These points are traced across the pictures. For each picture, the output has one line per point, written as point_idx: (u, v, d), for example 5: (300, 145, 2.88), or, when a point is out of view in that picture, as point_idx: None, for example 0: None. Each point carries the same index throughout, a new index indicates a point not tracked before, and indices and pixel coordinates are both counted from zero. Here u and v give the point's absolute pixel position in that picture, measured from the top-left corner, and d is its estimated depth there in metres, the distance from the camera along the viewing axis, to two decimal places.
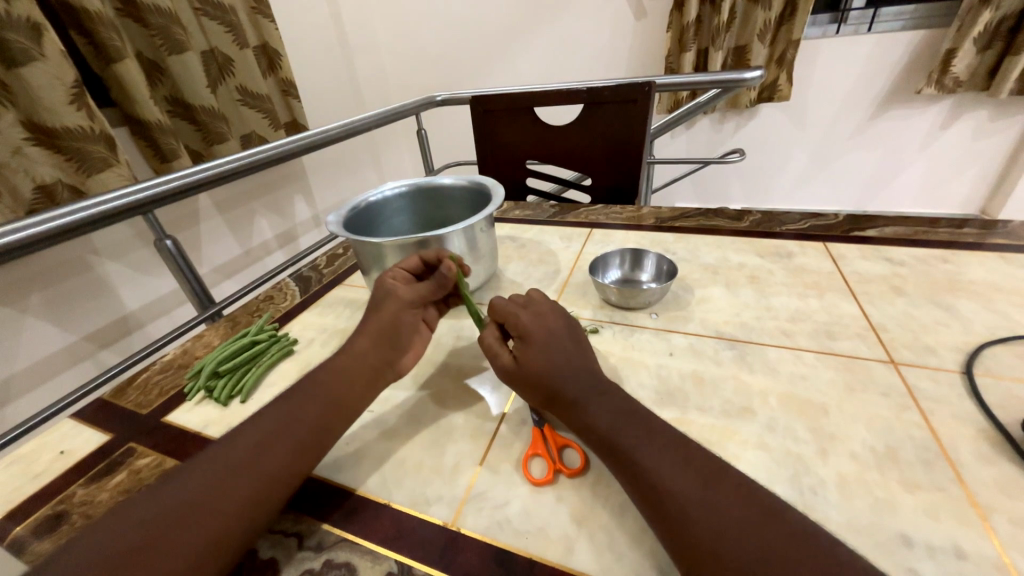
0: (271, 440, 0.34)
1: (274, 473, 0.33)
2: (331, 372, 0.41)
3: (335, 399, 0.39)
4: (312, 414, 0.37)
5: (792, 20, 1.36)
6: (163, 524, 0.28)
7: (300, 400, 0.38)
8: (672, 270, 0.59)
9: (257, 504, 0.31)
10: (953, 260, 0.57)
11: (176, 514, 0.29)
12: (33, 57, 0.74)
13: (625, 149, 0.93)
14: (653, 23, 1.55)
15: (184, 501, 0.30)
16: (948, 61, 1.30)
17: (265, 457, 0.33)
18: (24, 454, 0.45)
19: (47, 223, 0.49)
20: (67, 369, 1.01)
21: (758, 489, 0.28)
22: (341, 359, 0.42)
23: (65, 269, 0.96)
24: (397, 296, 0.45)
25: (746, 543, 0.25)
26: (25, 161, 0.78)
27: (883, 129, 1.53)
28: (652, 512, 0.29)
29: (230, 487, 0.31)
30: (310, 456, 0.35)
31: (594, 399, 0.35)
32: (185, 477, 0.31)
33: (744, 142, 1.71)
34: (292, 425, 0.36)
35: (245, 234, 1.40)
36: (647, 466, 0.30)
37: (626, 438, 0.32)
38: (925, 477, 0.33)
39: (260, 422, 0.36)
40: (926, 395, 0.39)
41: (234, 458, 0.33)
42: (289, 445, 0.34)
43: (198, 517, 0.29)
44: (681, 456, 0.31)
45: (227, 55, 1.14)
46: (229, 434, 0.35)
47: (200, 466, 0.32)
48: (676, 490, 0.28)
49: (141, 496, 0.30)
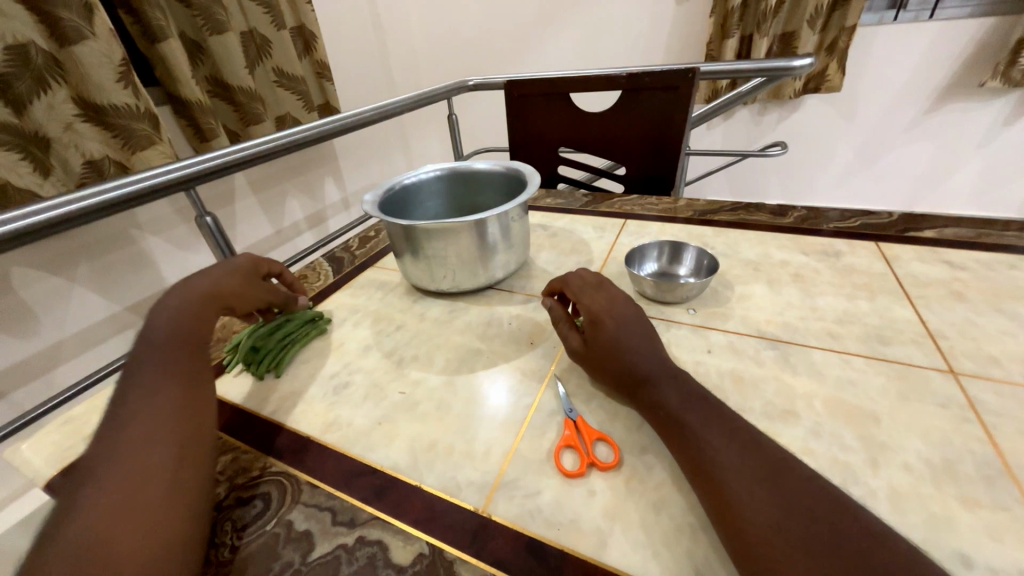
0: (165, 386, 0.36)
1: (186, 403, 0.36)
2: (173, 316, 0.42)
3: (194, 335, 0.42)
4: (183, 353, 0.39)
5: (847, 5, 1.29)
6: (121, 470, 0.29)
7: (162, 344, 0.39)
8: (713, 266, 0.57)
9: (189, 423, 0.34)
10: (1021, 265, 0.53)
11: (127, 463, 0.30)
12: (84, 36, 0.76)
13: (662, 139, 0.90)
14: (695, 8, 1.49)
15: (125, 452, 0.31)
16: (1018, 52, 1.21)
17: (166, 397, 0.35)
18: (76, 414, 0.47)
19: (97, 196, 0.51)
20: (111, 336, 1.06)
21: (827, 485, 0.28)
22: (169, 311, 0.42)
23: (110, 242, 1.01)
24: (255, 283, 0.50)
25: (801, 530, 0.25)
26: (76, 136, 0.81)
27: (941, 123, 1.44)
28: (707, 486, 0.29)
29: (158, 425, 0.33)
30: (200, 379, 0.38)
31: (665, 370, 0.38)
32: (124, 433, 0.32)
33: (785, 135, 1.63)
34: (175, 366, 0.38)
35: (278, 214, 1.43)
36: (706, 443, 0.31)
37: (692, 418, 0.33)
38: (987, 496, 0.31)
39: (138, 379, 0.36)
40: (990, 409, 0.37)
41: (168, 408, 0.34)
42: (177, 383, 0.37)
43: (149, 455, 0.31)
44: (748, 444, 0.31)
45: (265, 36, 1.16)
46: (114, 402, 0.35)
47: (110, 431, 0.32)
48: (735, 471, 0.29)
49: (90, 459, 0.30)
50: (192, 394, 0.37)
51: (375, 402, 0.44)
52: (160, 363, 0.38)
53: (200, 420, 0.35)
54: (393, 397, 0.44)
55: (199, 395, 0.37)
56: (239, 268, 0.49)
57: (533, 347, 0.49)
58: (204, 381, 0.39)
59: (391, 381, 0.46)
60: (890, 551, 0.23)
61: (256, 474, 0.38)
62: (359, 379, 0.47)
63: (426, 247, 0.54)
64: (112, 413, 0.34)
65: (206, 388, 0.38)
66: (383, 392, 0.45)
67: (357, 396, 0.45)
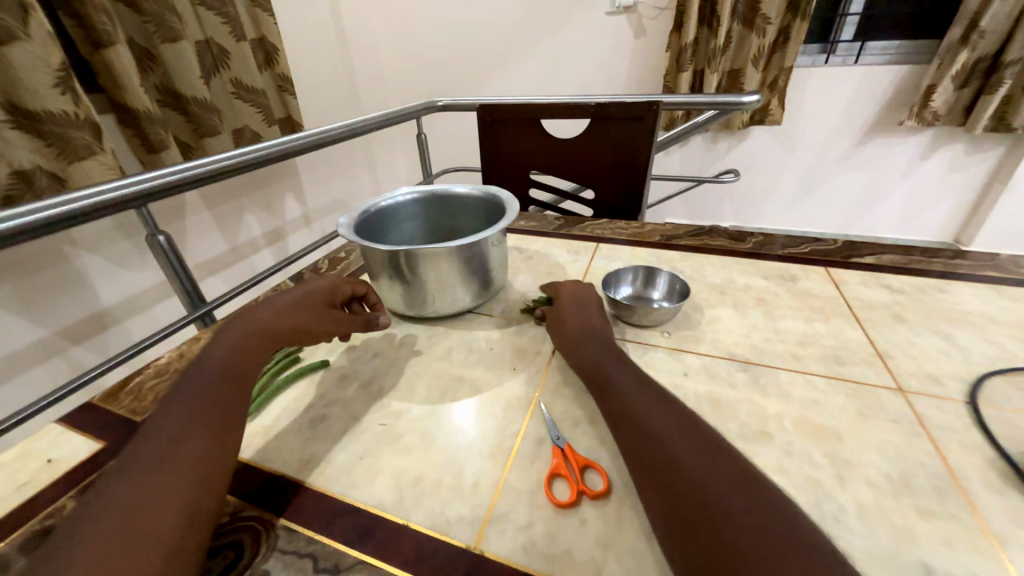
0: (193, 429, 0.34)
1: (211, 454, 0.33)
2: (224, 350, 0.41)
3: (240, 372, 0.40)
4: (224, 394, 0.38)
5: (785, 47, 1.42)
6: (121, 525, 0.27)
7: (210, 380, 0.38)
8: (684, 290, 0.59)
9: (209, 478, 0.32)
10: (948, 289, 0.59)
11: (131, 516, 0.28)
12: (16, 36, 0.70)
13: (628, 166, 0.94)
14: (652, 42, 1.58)
15: (132, 504, 0.28)
16: (928, 97, 1.37)
17: (193, 444, 0.33)
18: (6, 461, 0.42)
19: (33, 213, 0.46)
20: (36, 365, 0.95)
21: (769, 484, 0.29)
22: (219, 347, 0.41)
23: (40, 260, 0.92)
24: (332, 311, 0.49)
25: (747, 517, 0.26)
26: (4, 145, 0.74)
27: (867, 156, 1.60)
28: (656, 490, 0.30)
29: (175, 474, 0.31)
30: (234, 427, 0.36)
31: (613, 366, 0.43)
32: (143, 477, 0.30)
33: (735, 163, 1.75)
34: (210, 407, 0.36)
35: (233, 231, 1.36)
36: (662, 441, 0.33)
37: (652, 424, 0.35)
38: (940, 506, 0.34)
39: (171, 416, 0.35)
40: (935, 424, 0.40)
41: (195, 457, 0.32)
42: (210, 429, 0.35)
43: (156, 511, 0.28)
44: (704, 444, 0.32)
45: (222, 46, 1.12)
46: (142, 437, 0.33)
47: (129, 471, 0.30)
48: (695, 475, 0.29)
49: (101, 499, 0.28)
50: (222, 442, 0.34)
51: (353, 434, 0.42)
52: (196, 401, 0.36)
53: (222, 475, 0.33)
54: (374, 429, 0.43)
55: (229, 445, 0.35)
56: (310, 299, 0.49)
57: (516, 373, 0.49)
58: (237, 427, 0.37)
59: (371, 412, 0.45)
60: (822, 547, 0.24)
61: (229, 520, 0.35)
62: (336, 411, 0.45)
63: (406, 271, 0.53)
64: (137, 450, 0.32)
65: (237, 439, 0.36)
66: (362, 424, 0.43)
67: (335, 429, 0.43)
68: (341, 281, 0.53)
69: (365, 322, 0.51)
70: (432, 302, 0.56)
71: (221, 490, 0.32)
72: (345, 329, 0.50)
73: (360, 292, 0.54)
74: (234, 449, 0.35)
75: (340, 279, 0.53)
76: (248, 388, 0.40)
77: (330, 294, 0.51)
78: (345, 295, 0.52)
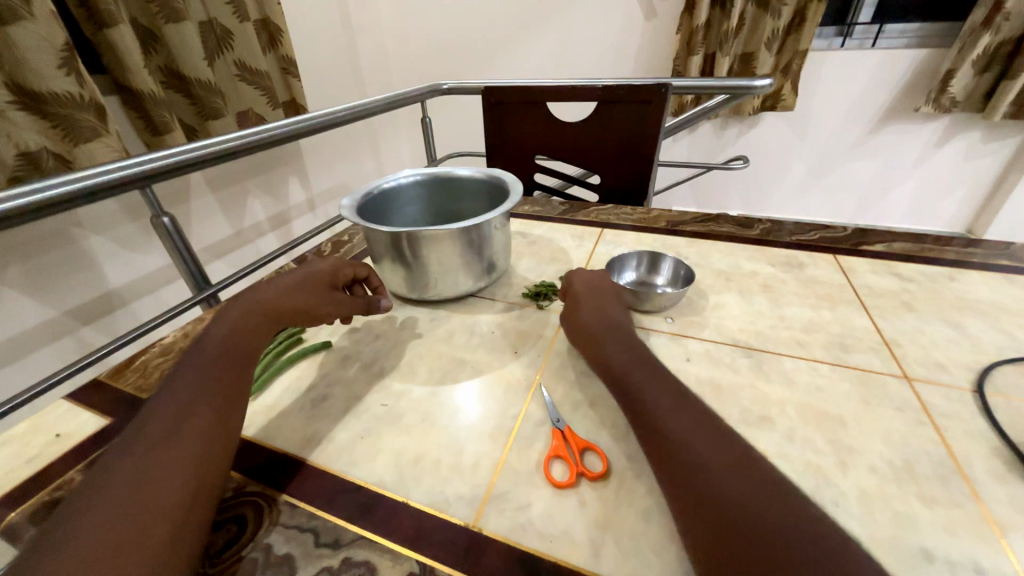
0: (196, 405, 0.34)
1: (213, 430, 0.33)
2: (226, 330, 0.41)
3: (241, 351, 0.40)
4: (226, 371, 0.38)
5: (800, 30, 1.37)
6: (128, 497, 0.28)
7: (212, 359, 0.38)
8: (689, 276, 0.59)
9: (213, 452, 0.32)
10: (959, 278, 0.58)
11: (138, 488, 0.28)
12: (21, 17, 0.70)
13: (635, 150, 0.92)
14: (662, 24, 1.54)
15: (139, 476, 0.29)
16: (947, 81, 1.33)
17: (196, 419, 0.33)
18: (15, 436, 0.42)
19: (37, 193, 0.46)
20: (46, 344, 0.97)
21: (781, 482, 0.29)
22: (220, 326, 0.41)
23: (47, 241, 0.93)
24: (333, 293, 0.49)
25: (762, 527, 0.26)
26: (10, 126, 0.74)
27: (881, 144, 1.56)
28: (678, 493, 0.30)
29: (179, 448, 0.31)
30: (237, 404, 0.37)
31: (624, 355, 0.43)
32: (148, 451, 0.30)
33: (745, 149, 1.72)
34: (214, 385, 0.36)
35: (237, 215, 1.36)
36: (684, 444, 0.32)
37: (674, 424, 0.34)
38: (942, 493, 0.33)
39: (175, 393, 0.35)
40: (940, 412, 0.40)
41: (199, 431, 0.33)
42: (213, 405, 0.35)
43: (162, 484, 0.29)
44: (716, 447, 0.31)
45: (226, 27, 1.10)
46: (147, 414, 0.34)
47: (135, 446, 0.31)
48: (719, 483, 0.29)
49: (108, 473, 0.29)
50: (225, 419, 0.35)
51: (354, 414, 0.43)
52: (199, 379, 0.37)
53: (225, 450, 0.33)
54: (375, 410, 0.43)
55: (232, 421, 0.35)
56: (311, 280, 0.48)
57: (517, 356, 0.49)
58: (240, 404, 0.37)
59: (372, 393, 0.45)
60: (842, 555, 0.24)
61: (234, 494, 0.36)
62: (337, 392, 0.45)
63: (408, 253, 0.52)
64: (142, 426, 0.32)
65: (240, 416, 0.36)
66: (363, 404, 0.44)
67: (337, 409, 0.43)
68: (342, 263, 0.52)
69: (367, 305, 0.51)
70: (434, 285, 0.56)
71: (225, 464, 0.33)
72: (347, 312, 0.50)
73: (362, 275, 0.54)
74: (238, 425, 0.36)
75: (341, 261, 0.52)
76: (251, 366, 0.40)
77: (331, 275, 0.50)
78: (347, 278, 0.52)
